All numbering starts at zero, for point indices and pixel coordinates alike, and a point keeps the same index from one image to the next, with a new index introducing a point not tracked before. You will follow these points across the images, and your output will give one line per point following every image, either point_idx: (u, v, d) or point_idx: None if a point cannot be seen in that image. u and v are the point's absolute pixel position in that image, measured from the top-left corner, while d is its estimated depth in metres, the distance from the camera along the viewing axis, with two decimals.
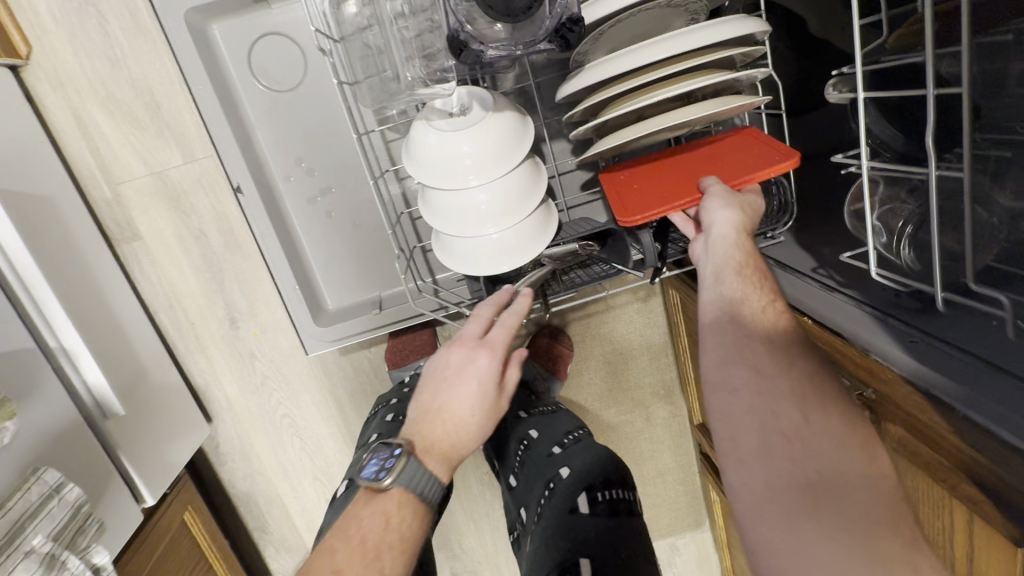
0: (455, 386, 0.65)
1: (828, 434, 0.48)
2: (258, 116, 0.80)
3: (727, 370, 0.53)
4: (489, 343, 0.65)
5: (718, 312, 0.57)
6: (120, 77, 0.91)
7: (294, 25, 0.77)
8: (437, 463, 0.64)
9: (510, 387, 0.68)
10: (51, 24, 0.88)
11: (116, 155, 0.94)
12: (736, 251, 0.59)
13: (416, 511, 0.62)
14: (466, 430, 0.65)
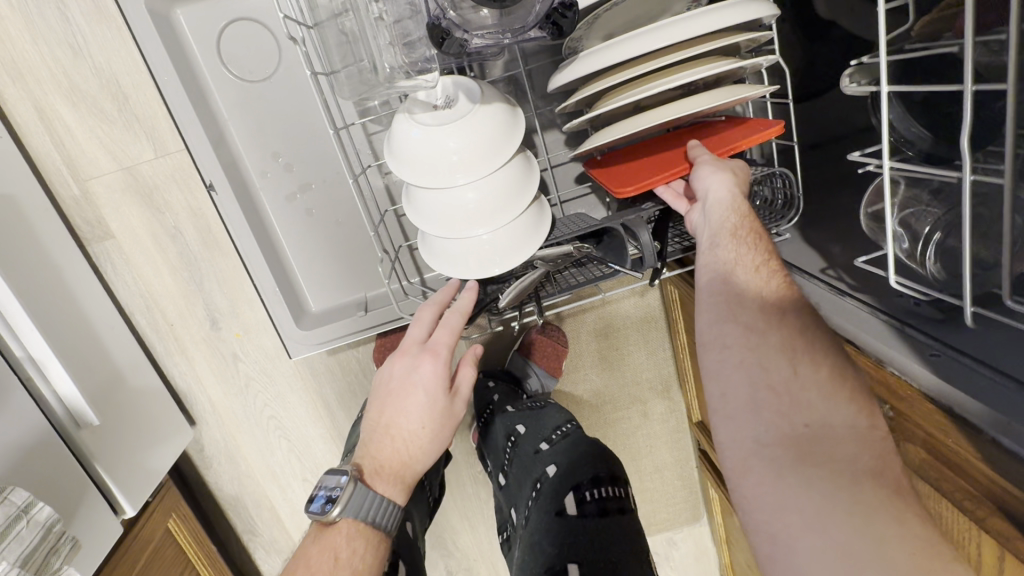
0: (402, 399, 0.66)
1: (819, 387, 0.45)
2: (230, 108, 0.75)
3: (717, 327, 0.50)
4: (432, 351, 0.66)
5: (712, 279, 0.52)
6: (83, 67, 0.85)
7: (265, 9, 0.72)
8: (390, 483, 0.65)
9: (465, 390, 0.69)
10: (6, 9, 0.82)
11: (83, 150, 0.89)
12: (732, 214, 0.54)
13: (367, 539, 0.64)
14: (417, 443, 0.66)
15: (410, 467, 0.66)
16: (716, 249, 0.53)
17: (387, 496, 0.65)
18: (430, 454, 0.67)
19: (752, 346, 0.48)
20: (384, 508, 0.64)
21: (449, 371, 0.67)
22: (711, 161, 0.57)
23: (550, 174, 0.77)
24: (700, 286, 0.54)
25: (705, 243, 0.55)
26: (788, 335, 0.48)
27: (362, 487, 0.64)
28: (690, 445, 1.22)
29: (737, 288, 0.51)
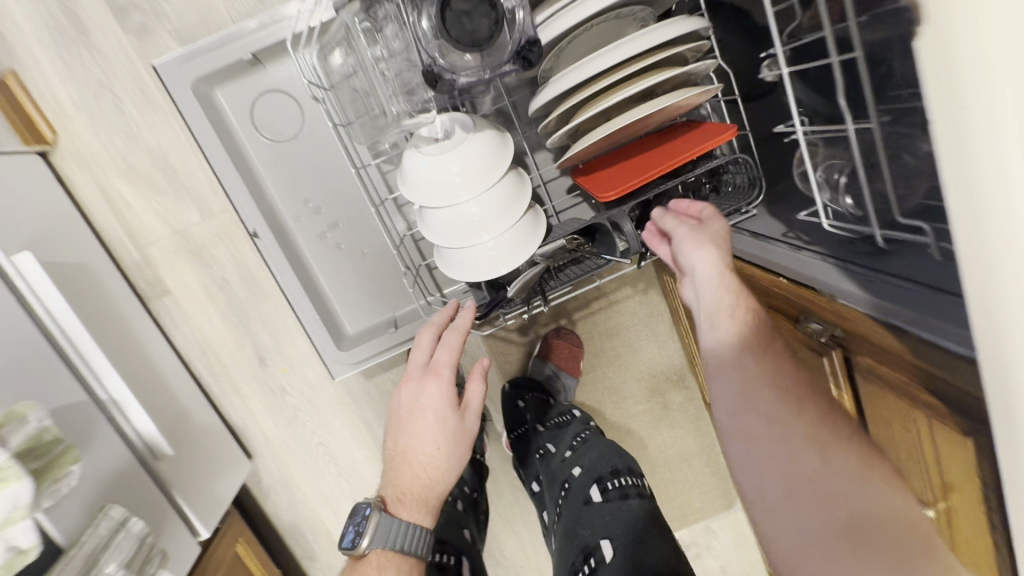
0: (416, 430, 0.73)
1: (849, 473, 0.51)
2: (265, 166, 0.88)
3: (737, 419, 0.58)
4: (434, 374, 0.73)
5: (720, 358, 0.62)
6: (138, 149, 1.00)
7: (289, 81, 0.85)
8: (415, 506, 0.73)
9: (475, 404, 0.76)
10: (72, 110, 0.98)
11: (140, 221, 1.03)
12: (725, 291, 0.63)
13: (399, 567, 0.71)
14: (433, 465, 0.73)
15: (433, 490, 0.73)
16: (724, 332, 0.62)
17: (414, 519, 0.72)
18: (451, 474, 0.74)
19: (774, 436, 0.55)
20: (413, 530, 0.72)
21: (452, 391, 0.74)
22: (690, 237, 0.67)
23: (542, 183, 0.88)
24: (715, 373, 0.62)
25: (706, 323, 0.64)
26: (804, 419, 0.55)
27: (387, 515, 0.72)
28: (712, 431, 1.28)
29: (747, 370, 0.59)
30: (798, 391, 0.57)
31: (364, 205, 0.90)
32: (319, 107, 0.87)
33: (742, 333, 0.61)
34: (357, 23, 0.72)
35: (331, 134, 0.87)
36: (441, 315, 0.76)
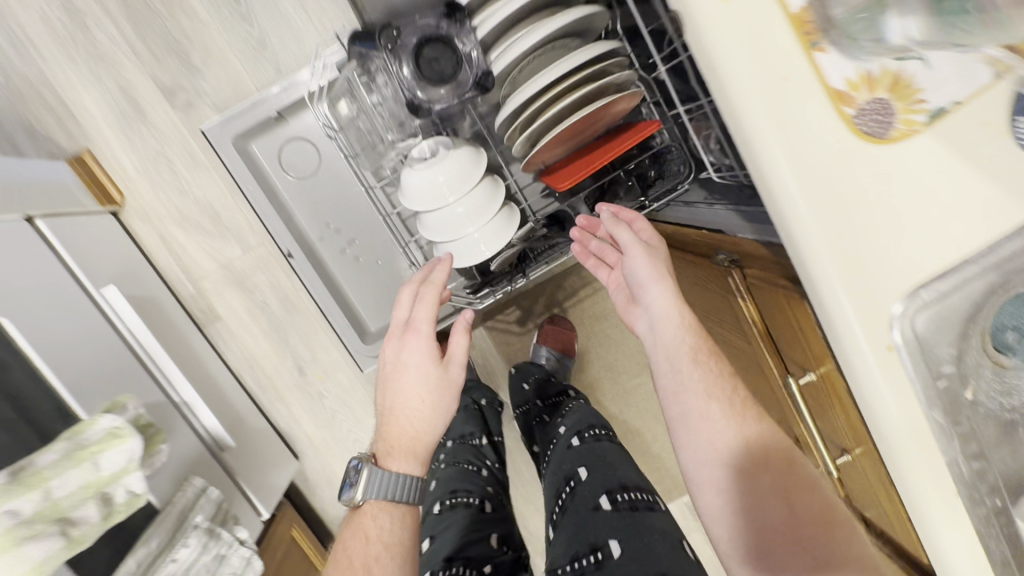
0: (400, 388, 0.79)
1: (809, 521, 0.65)
2: (293, 200, 1.09)
3: (711, 471, 0.69)
4: (414, 332, 0.80)
5: (684, 408, 0.72)
6: (189, 201, 1.22)
7: (308, 129, 1.07)
8: (406, 458, 0.78)
9: (458, 357, 0.81)
10: (135, 176, 1.21)
11: (194, 259, 1.25)
12: (679, 327, 0.75)
13: (394, 516, 0.77)
14: (419, 415, 0.78)
15: (422, 441, 0.79)
16: (689, 381, 0.73)
17: (405, 470, 0.78)
18: (438, 425, 0.80)
19: (749, 494, 0.67)
20: (405, 480, 0.77)
21: (432, 346, 0.79)
22: (649, 272, 0.77)
23: (518, 187, 1.04)
24: (682, 423, 0.72)
25: (669, 369, 0.74)
26: (766, 469, 0.67)
27: (378, 468, 0.77)
28: None
29: (711, 419, 0.70)
30: (761, 440, 0.69)
31: (375, 223, 1.10)
32: (333, 148, 1.08)
33: (705, 385, 0.72)
34: (355, 77, 0.93)
35: (345, 167, 1.08)
36: (418, 274, 0.82)
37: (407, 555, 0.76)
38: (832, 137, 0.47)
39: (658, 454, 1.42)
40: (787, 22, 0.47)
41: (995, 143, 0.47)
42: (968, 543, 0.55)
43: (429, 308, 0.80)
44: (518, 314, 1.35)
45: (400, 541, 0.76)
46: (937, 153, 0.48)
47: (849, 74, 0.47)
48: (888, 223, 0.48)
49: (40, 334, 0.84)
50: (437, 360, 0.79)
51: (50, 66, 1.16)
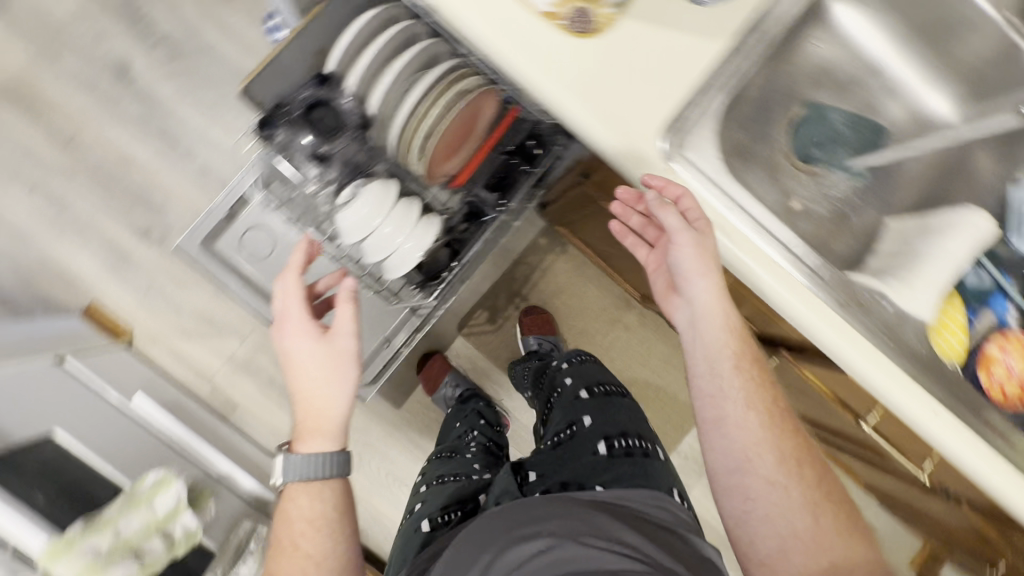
0: (295, 375, 0.76)
1: (831, 533, 0.68)
2: (265, 276, 1.29)
3: (740, 473, 0.70)
4: (289, 317, 0.78)
5: (721, 407, 0.72)
6: (185, 314, 1.43)
7: (256, 216, 1.26)
8: (317, 439, 0.75)
9: (343, 327, 0.76)
10: (136, 309, 1.42)
11: (203, 362, 1.44)
12: (723, 331, 0.73)
13: (313, 494, 0.76)
14: (317, 393, 0.75)
15: (329, 420, 0.75)
16: (726, 387, 0.72)
17: (319, 450, 0.75)
18: (341, 399, 0.75)
19: (774, 499, 0.69)
20: (320, 459, 0.74)
21: (312, 326, 0.77)
22: (697, 264, 0.68)
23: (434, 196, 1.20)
24: (715, 426, 0.72)
25: (706, 368, 0.73)
26: (794, 480, 0.70)
27: (291, 453, 0.75)
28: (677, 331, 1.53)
29: (740, 421, 0.71)
30: (793, 450, 0.71)
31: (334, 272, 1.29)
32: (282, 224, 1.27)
33: (746, 394, 0.72)
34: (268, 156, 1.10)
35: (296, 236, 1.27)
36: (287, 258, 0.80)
37: (336, 524, 0.75)
38: (557, 43, 0.65)
39: (656, 395, 1.53)
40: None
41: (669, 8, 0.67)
42: (799, 290, 0.69)
43: (297, 291, 0.78)
44: (487, 314, 1.51)
45: (325, 517, 0.75)
46: (633, 27, 0.66)
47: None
48: (627, 86, 0.66)
49: (87, 436, 1.02)
50: (320, 336, 0.76)
51: (50, 245, 1.41)
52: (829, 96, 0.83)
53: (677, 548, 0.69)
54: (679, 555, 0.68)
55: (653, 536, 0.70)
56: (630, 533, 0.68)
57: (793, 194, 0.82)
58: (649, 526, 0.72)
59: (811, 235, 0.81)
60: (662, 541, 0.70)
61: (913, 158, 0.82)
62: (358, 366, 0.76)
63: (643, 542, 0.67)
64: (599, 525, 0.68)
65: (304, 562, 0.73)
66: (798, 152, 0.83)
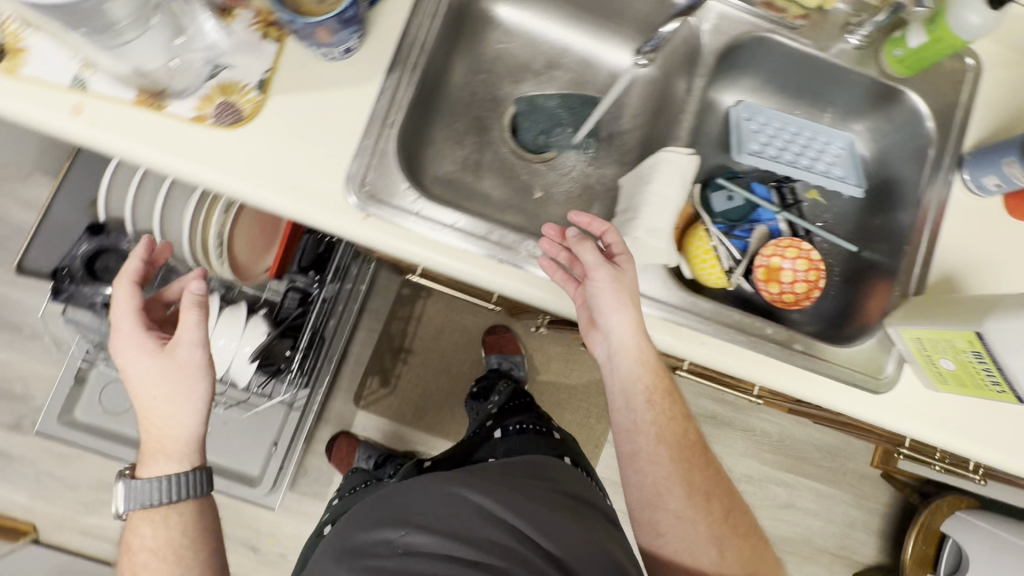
0: (133, 390, 0.69)
1: (730, 563, 0.74)
2: (132, 427, 1.26)
3: (653, 507, 0.74)
4: (121, 330, 0.70)
5: (638, 439, 0.74)
6: (83, 488, 1.40)
7: (102, 377, 1.24)
8: (161, 460, 0.68)
9: (185, 336, 0.68)
10: (31, 502, 1.38)
11: (116, 528, 1.40)
12: (638, 366, 0.71)
13: (155, 522, 0.68)
14: (160, 410, 0.68)
15: (175, 438, 0.68)
16: (642, 425, 0.74)
17: (164, 472, 0.68)
18: (188, 416, 0.68)
19: (682, 534, 0.73)
20: (166, 484, 0.67)
21: (148, 337, 0.69)
22: (611, 301, 0.68)
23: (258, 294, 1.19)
24: (631, 461, 0.75)
25: (623, 404, 0.74)
26: (702, 515, 0.74)
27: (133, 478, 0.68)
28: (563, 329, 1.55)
29: (656, 455, 0.74)
30: (701, 483, 0.75)
31: None
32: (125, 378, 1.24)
33: (659, 430, 0.74)
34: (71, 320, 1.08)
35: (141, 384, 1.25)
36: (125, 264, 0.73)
37: (187, 552, 0.68)
38: (216, 141, 0.67)
39: (567, 395, 1.54)
40: (133, 106, 0.66)
41: (313, 70, 0.69)
42: (526, 277, 0.72)
43: (130, 301, 0.71)
44: (378, 379, 1.48)
45: (172, 546, 0.67)
46: (282, 100, 0.68)
47: (192, 104, 0.66)
48: (294, 159, 0.68)
49: None
50: (158, 348, 0.69)
51: None
52: (532, 87, 0.87)
53: (544, 510, 0.71)
54: (544, 515, 0.70)
55: (521, 498, 0.72)
56: (494, 507, 0.69)
57: (534, 185, 0.85)
58: (531, 485, 0.75)
59: (563, 215, 0.84)
60: (532, 502, 0.72)
61: (627, 114, 0.86)
62: (207, 377, 0.69)
63: (506, 518, 0.68)
64: (463, 506, 0.69)
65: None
66: (530, 146, 0.86)
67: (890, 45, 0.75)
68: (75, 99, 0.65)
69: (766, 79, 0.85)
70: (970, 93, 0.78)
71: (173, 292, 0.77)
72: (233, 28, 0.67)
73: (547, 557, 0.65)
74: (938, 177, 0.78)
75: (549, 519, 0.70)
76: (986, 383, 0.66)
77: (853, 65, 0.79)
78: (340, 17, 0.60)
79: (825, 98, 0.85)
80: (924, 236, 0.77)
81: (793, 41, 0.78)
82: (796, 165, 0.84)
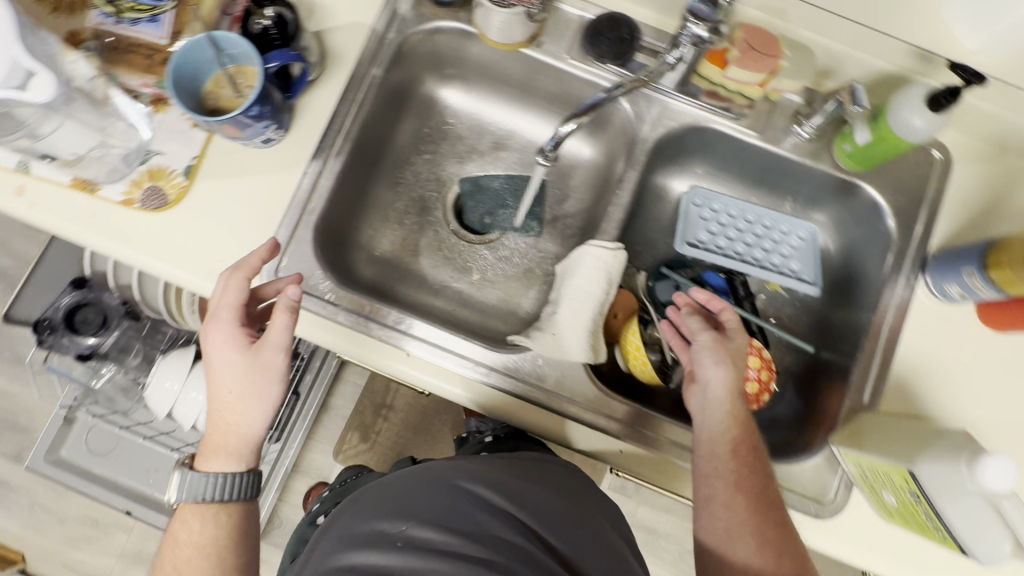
0: (210, 383, 0.61)
1: None
2: (115, 470, 1.30)
3: (719, 561, 0.58)
4: (217, 319, 0.61)
5: (716, 486, 0.60)
6: (69, 524, 1.40)
7: (85, 426, 1.29)
8: (218, 456, 0.61)
9: (276, 339, 0.60)
10: (24, 533, 1.39)
11: (97, 565, 1.38)
12: (729, 421, 0.62)
13: (205, 517, 0.60)
14: (233, 411, 0.60)
15: (239, 439, 0.60)
16: (719, 470, 0.60)
17: (220, 470, 0.61)
18: (258, 419, 0.60)
19: None
20: (222, 482, 0.60)
21: (240, 332, 0.61)
22: (712, 361, 0.63)
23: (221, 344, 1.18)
24: (703, 508, 0.60)
25: (704, 451, 0.62)
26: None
27: (190, 469, 0.61)
28: None
29: (732, 508, 0.58)
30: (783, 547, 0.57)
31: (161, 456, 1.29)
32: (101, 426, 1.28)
33: (737, 478, 0.59)
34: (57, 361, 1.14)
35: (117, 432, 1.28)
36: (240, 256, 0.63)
37: (231, 555, 0.60)
38: (143, 223, 0.68)
39: None
40: (68, 188, 0.68)
41: (240, 156, 0.70)
42: (441, 372, 0.69)
43: (237, 294, 0.61)
44: (358, 434, 1.47)
45: (217, 547, 0.60)
46: (210, 184, 0.70)
47: (122, 188, 0.68)
48: (215, 241, 0.68)
49: None
50: (246, 346, 0.60)
51: None
52: (477, 168, 0.86)
53: (569, 512, 0.56)
54: (566, 517, 0.55)
55: (544, 492, 0.57)
56: (507, 506, 0.53)
57: (473, 267, 0.83)
58: (552, 484, 0.59)
59: (500, 299, 0.81)
60: (547, 493, 0.57)
61: (573, 197, 0.85)
62: (285, 386, 0.61)
63: (512, 512, 0.52)
64: (468, 496, 0.53)
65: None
66: (474, 225, 0.85)
67: (840, 139, 0.71)
68: (17, 181, 0.68)
69: (717, 166, 0.81)
70: (937, 188, 0.72)
71: (271, 293, 0.64)
72: (166, 116, 0.70)
73: (559, 560, 0.50)
74: (899, 279, 0.71)
75: (572, 523, 0.54)
76: (928, 525, 0.57)
77: (805, 158, 0.74)
78: (246, 115, 0.61)
79: (783, 186, 0.80)
80: (882, 343, 0.69)
81: (735, 131, 0.75)
82: (748, 260, 0.80)
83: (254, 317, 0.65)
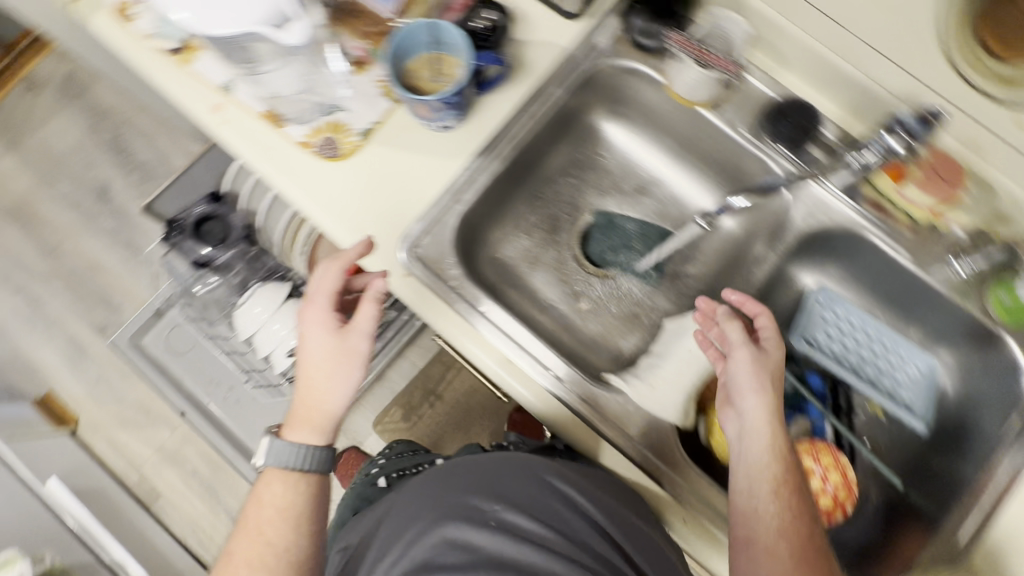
0: (300, 363, 0.65)
1: None
2: (183, 370, 1.38)
3: None
4: (313, 303, 0.66)
5: (756, 524, 0.56)
6: (124, 403, 1.46)
7: (172, 322, 1.40)
8: (303, 428, 0.64)
9: (362, 325, 0.64)
10: (84, 399, 1.46)
11: (134, 450, 1.44)
12: (768, 451, 0.58)
13: (288, 481, 0.63)
14: (318, 390, 0.64)
15: (322, 413, 0.64)
16: (759, 511, 0.57)
17: (304, 441, 0.64)
18: (340, 399, 0.64)
19: None
20: (306, 452, 0.64)
21: (331, 317, 0.65)
22: (748, 379, 0.62)
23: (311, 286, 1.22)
24: (740, 549, 0.57)
25: (742, 486, 0.59)
26: None
27: (278, 437, 0.65)
28: None
29: (773, 548, 0.55)
30: None
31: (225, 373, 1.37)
32: (185, 328, 1.39)
33: (780, 520, 0.56)
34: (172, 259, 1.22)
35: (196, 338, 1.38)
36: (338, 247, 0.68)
37: (307, 522, 0.63)
38: (311, 166, 0.74)
39: None
40: (259, 118, 0.74)
41: (413, 133, 0.75)
42: (533, 386, 0.70)
43: (334, 280, 0.65)
44: (401, 412, 1.50)
45: (296, 509, 0.63)
46: (380, 149, 0.74)
47: (304, 131, 0.74)
48: (368, 200, 0.73)
49: None
50: (336, 329, 0.64)
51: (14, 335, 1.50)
52: (615, 204, 0.88)
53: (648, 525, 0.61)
54: (649, 533, 0.60)
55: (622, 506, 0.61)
56: (597, 513, 0.59)
57: (583, 295, 0.84)
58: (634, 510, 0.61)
59: (600, 334, 0.82)
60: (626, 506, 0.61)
61: (699, 259, 0.85)
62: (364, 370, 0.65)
63: (600, 520, 0.59)
64: (557, 494, 0.60)
65: (264, 555, 0.60)
66: (595, 256, 0.86)
67: (997, 289, 0.69)
68: (217, 99, 0.75)
69: (851, 273, 0.80)
70: None
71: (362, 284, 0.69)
72: (361, 78, 0.76)
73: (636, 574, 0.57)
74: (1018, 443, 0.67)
75: (652, 541, 0.59)
76: None
77: (950, 293, 0.72)
78: (440, 101, 0.66)
79: (914, 313, 0.78)
80: (982, 503, 0.66)
81: (886, 246, 0.73)
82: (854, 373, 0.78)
83: (343, 305, 0.70)
